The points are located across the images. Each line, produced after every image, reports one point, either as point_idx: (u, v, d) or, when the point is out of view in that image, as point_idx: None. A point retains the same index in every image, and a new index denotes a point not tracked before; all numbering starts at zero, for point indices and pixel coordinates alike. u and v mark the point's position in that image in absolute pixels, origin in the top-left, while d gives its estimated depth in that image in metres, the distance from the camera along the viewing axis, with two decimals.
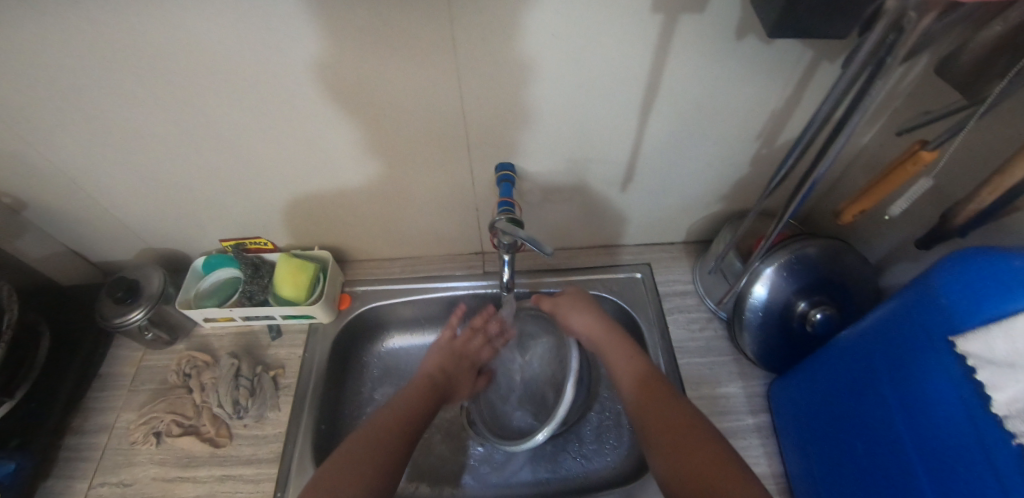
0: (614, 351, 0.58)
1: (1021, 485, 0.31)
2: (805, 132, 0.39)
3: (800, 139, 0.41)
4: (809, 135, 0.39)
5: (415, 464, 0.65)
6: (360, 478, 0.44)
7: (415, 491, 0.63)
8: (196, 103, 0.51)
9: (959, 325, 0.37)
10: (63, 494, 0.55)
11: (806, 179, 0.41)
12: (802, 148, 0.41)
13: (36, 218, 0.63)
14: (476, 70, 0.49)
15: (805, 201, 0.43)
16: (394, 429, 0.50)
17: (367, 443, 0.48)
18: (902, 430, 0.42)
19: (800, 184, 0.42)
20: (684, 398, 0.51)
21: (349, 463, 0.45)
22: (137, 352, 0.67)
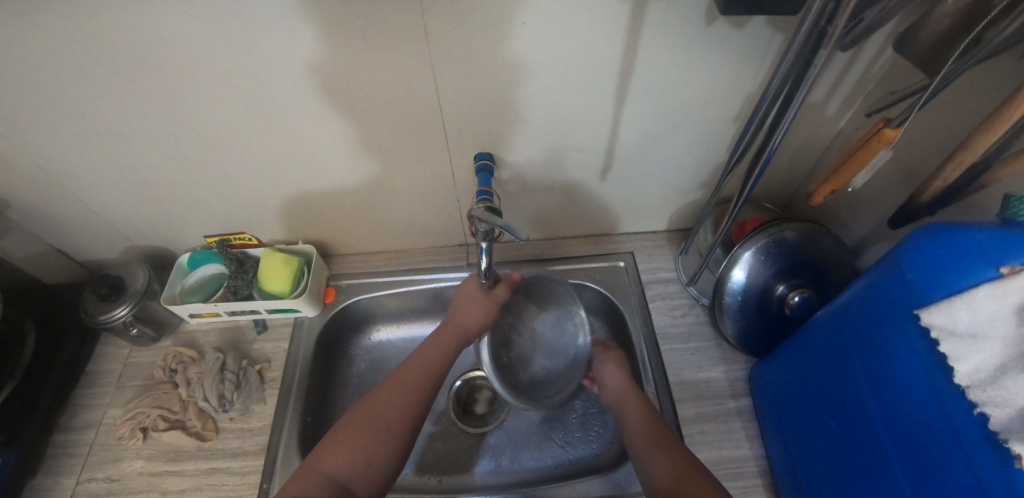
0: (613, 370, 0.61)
1: (987, 452, 0.32)
2: (761, 108, 0.42)
3: (753, 118, 0.44)
4: (763, 112, 0.43)
5: (417, 459, 0.66)
6: (360, 454, 0.47)
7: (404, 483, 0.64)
8: (175, 100, 0.51)
9: (924, 298, 0.37)
10: (49, 490, 0.56)
11: (761, 155, 0.45)
12: (756, 128, 0.45)
13: (18, 217, 0.63)
14: (452, 61, 0.49)
15: (762, 176, 0.47)
16: (399, 398, 0.52)
17: (371, 415, 0.50)
18: (873, 404, 0.42)
19: (755, 161, 0.46)
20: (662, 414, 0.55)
21: (348, 438, 0.48)
22: (124, 349, 0.67)
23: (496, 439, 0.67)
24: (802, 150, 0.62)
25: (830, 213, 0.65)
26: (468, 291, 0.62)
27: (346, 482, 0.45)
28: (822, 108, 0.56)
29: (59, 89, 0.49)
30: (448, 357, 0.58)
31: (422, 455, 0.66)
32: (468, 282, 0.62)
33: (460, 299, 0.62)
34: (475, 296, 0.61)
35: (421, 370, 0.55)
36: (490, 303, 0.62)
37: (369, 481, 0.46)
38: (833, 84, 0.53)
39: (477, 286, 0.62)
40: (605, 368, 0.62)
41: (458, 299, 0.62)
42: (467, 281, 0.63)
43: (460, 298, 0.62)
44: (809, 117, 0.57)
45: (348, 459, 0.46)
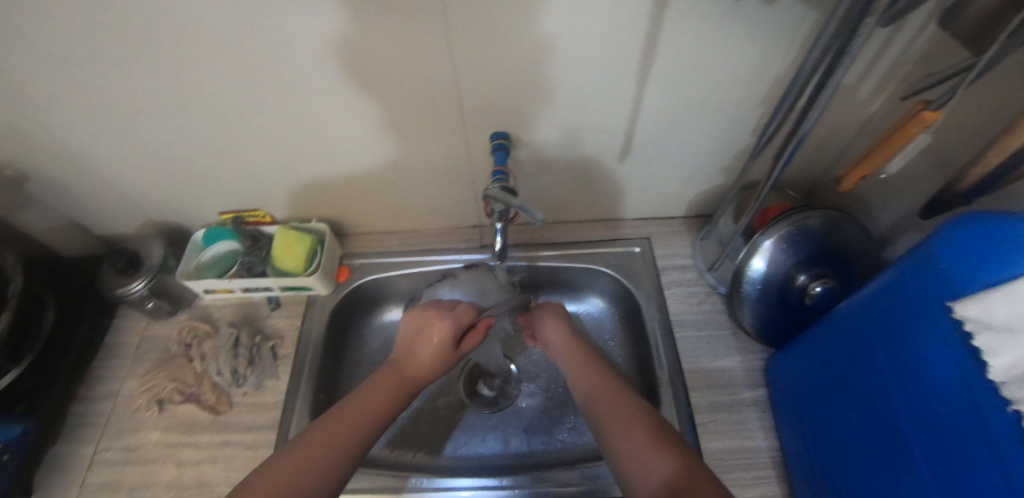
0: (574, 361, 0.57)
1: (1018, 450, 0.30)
2: (794, 82, 0.41)
3: (787, 94, 0.43)
4: (794, 88, 0.41)
5: (392, 434, 0.65)
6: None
7: (409, 459, 0.64)
8: (189, 75, 0.51)
9: (959, 290, 0.36)
10: (69, 458, 0.57)
11: (793, 137, 0.43)
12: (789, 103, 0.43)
13: (38, 190, 0.64)
14: (468, 36, 0.48)
15: (792, 159, 0.45)
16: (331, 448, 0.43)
17: (292, 465, 0.41)
18: (896, 397, 0.41)
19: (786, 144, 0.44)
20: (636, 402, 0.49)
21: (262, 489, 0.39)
22: (141, 322, 0.68)
23: (482, 418, 0.67)
24: (831, 136, 0.60)
25: (857, 200, 0.63)
26: (432, 338, 0.53)
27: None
28: (853, 91, 0.53)
29: (74, 61, 0.48)
30: (391, 414, 0.49)
31: (398, 430, 0.66)
32: (437, 333, 0.53)
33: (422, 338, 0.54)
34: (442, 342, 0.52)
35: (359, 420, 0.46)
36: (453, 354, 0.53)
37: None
38: (867, 64, 0.50)
39: (444, 340, 0.53)
40: (548, 323, 0.63)
41: (416, 338, 0.54)
42: (436, 325, 0.54)
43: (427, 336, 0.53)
44: (838, 101, 0.55)
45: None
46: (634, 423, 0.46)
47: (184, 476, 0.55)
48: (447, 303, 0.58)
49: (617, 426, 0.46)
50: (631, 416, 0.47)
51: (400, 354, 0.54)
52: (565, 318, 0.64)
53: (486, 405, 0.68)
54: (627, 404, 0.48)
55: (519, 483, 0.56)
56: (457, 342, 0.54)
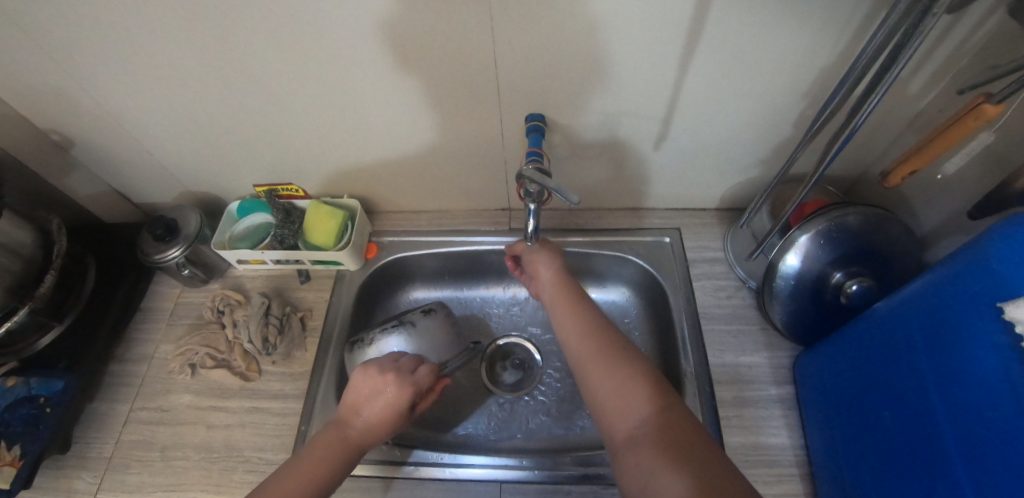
0: (567, 320, 0.54)
1: None
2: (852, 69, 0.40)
3: (846, 80, 0.41)
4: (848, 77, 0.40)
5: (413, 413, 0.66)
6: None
7: (428, 437, 0.65)
8: (232, 47, 0.51)
9: (1012, 291, 0.34)
10: (106, 414, 0.59)
11: (846, 129, 0.43)
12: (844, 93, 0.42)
13: (82, 156, 0.66)
14: (511, 14, 0.47)
15: (843, 149, 0.44)
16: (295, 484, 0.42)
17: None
18: (936, 400, 0.40)
19: (836, 137, 0.44)
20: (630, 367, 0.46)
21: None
22: (175, 289, 0.70)
23: (502, 401, 0.68)
24: (877, 130, 0.58)
25: (900, 198, 0.61)
26: (384, 403, 0.48)
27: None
28: (904, 84, 0.52)
29: (122, 29, 0.49)
30: (343, 461, 0.45)
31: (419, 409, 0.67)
32: (391, 398, 0.48)
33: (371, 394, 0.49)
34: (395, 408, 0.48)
35: (318, 463, 0.44)
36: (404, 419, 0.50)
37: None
38: (924, 55, 0.48)
39: (397, 404, 0.48)
40: (542, 267, 0.61)
41: (367, 394, 0.49)
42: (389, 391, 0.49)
43: (376, 398, 0.49)
44: (888, 94, 0.53)
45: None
46: (632, 416, 0.42)
47: (214, 439, 0.57)
48: (406, 362, 0.53)
49: (617, 409, 0.44)
50: (630, 402, 0.43)
51: (351, 407, 0.49)
52: (556, 258, 0.62)
53: (506, 388, 0.69)
54: (628, 380, 0.45)
55: (538, 466, 0.56)
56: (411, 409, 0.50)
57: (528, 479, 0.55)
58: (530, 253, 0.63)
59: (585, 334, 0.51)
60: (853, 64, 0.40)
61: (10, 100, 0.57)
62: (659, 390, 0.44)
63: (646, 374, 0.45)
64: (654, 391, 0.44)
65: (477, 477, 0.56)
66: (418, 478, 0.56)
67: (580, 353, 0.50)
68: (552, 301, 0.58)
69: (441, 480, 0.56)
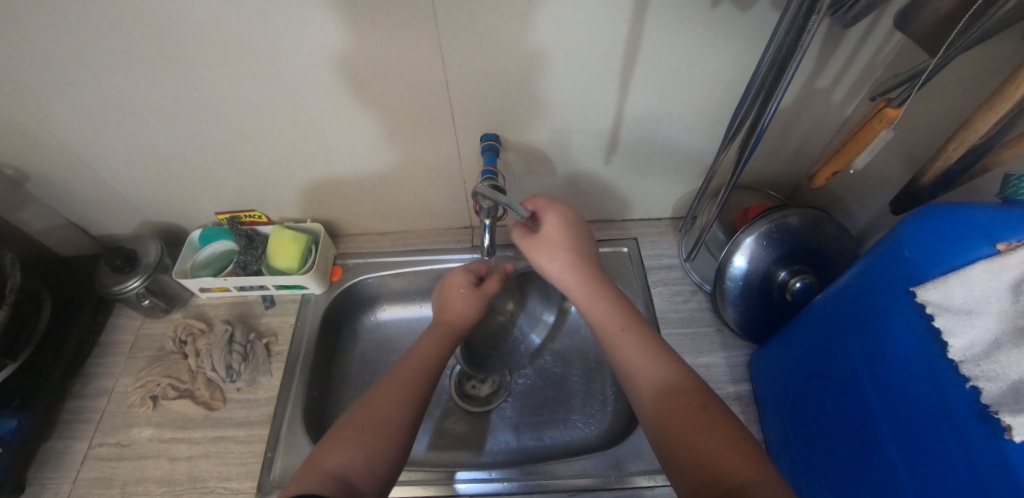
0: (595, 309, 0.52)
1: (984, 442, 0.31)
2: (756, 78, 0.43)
3: (750, 85, 0.44)
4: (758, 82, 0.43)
5: (429, 436, 0.67)
6: (368, 450, 0.42)
7: (441, 459, 0.65)
8: (185, 77, 0.52)
9: (922, 276, 0.37)
10: (62, 453, 0.58)
11: (754, 129, 0.46)
12: (753, 96, 0.45)
13: (36, 189, 0.66)
14: (457, 39, 0.49)
15: (754, 150, 0.48)
16: (398, 395, 0.47)
17: (373, 411, 0.45)
18: (867, 383, 0.42)
19: (748, 136, 0.47)
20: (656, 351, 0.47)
21: (351, 431, 0.43)
22: (136, 321, 0.69)
23: (474, 415, 0.68)
24: (810, 137, 0.62)
25: (835, 201, 0.65)
26: (457, 288, 0.62)
27: (349, 478, 0.40)
28: (828, 94, 0.55)
29: (71, 63, 0.50)
30: (442, 357, 0.54)
31: (435, 433, 0.67)
32: (456, 278, 0.63)
33: (448, 298, 0.61)
34: (470, 292, 0.61)
35: (418, 364, 0.51)
36: (481, 298, 0.62)
37: (375, 481, 0.41)
38: (841, 68, 0.52)
39: (465, 282, 0.63)
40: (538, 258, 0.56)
41: (448, 291, 0.62)
42: (456, 274, 0.64)
43: (454, 293, 0.61)
44: (815, 104, 0.57)
45: (354, 456, 0.41)
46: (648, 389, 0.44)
47: (177, 471, 0.56)
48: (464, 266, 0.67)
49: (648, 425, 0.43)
50: (642, 375, 0.45)
51: (445, 320, 0.59)
52: (552, 248, 0.56)
53: (480, 405, 0.69)
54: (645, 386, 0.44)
55: (510, 477, 0.57)
56: (475, 283, 0.63)
57: (500, 491, 0.56)
58: (530, 242, 0.57)
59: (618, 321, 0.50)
60: (754, 72, 0.43)
61: None
62: (676, 419, 0.41)
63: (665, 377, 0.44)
64: (671, 425, 0.41)
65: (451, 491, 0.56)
66: None
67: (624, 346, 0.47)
68: (573, 295, 0.55)
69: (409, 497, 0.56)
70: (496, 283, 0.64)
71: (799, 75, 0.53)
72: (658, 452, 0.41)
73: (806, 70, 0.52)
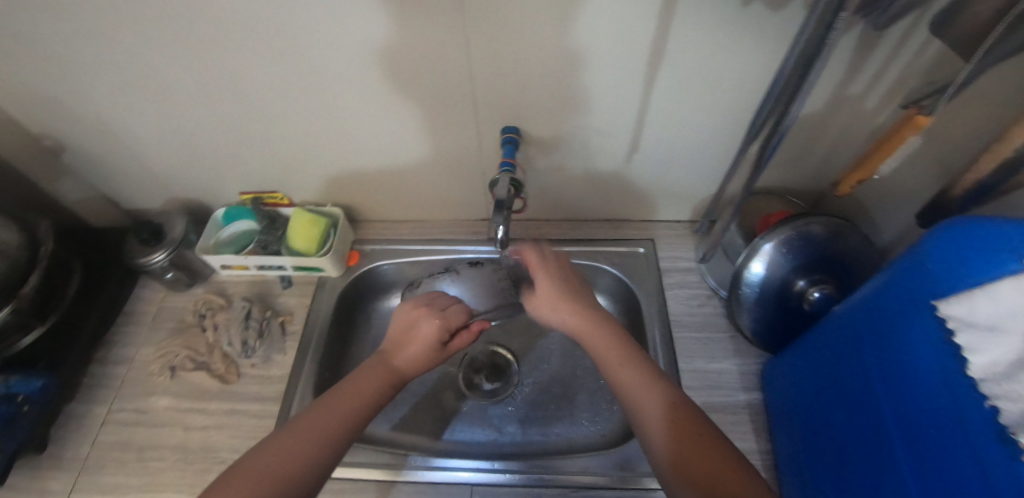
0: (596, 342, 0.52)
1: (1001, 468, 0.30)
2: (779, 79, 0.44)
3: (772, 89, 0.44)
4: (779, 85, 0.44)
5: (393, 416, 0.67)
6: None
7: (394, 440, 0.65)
8: (217, 59, 0.54)
9: (944, 290, 0.36)
10: (83, 416, 0.60)
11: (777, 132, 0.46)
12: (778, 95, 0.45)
13: (72, 161, 0.68)
14: (484, 30, 0.50)
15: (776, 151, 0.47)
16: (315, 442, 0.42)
17: (279, 457, 0.40)
18: (881, 395, 0.41)
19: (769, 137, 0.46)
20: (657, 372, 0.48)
21: (249, 477, 0.38)
22: (159, 293, 0.71)
23: (479, 407, 0.69)
24: (837, 144, 0.60)
25: (861, 211, 0.64)
26: (420, 334, 0.52)
27: None
28: (859, 100, 0.54)
29: (109, 39, 0.52)
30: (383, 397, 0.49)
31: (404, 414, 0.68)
32: (424, 331, 0.52)
33: (400, 336, 0.53)
34: (431, 344, 0.52)
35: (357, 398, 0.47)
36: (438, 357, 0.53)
37: None
38: (873, 74, 0.51)
39: (432, 336, 0.52)
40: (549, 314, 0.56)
41: (410, 339, 0.52)
42: (423, 325, 0.53)
43: (412, 333, 0.53)
44: (844, 110, 0.56)
45: None
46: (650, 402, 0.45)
47: (191, 440, 0.58)
48: (439, 300, 0.57)
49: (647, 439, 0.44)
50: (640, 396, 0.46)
51: (380, 354, 0.52)
52: (568, 297, 0.56)
53: (487, 396, 0.70)
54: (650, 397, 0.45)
55: (512, 469, 0.57)
56: (445, 341, 0.53)
57: (501, 482, 0.56)
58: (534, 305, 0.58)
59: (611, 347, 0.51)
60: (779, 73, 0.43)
61: (5, 104, 0.60)
62: (679, 430, 0.42)
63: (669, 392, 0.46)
64: (673, 434, 0.42)
65: (452, 479, 0.57)
66: (390, 480, 0.57)
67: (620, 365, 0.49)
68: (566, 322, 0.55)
69: (411, 481, 0.57)
70: (461, 343, 0.54)
71: (829, 79, 0.52)
72: (661, 465, 0.42)
73: (837, 75, 0.52)
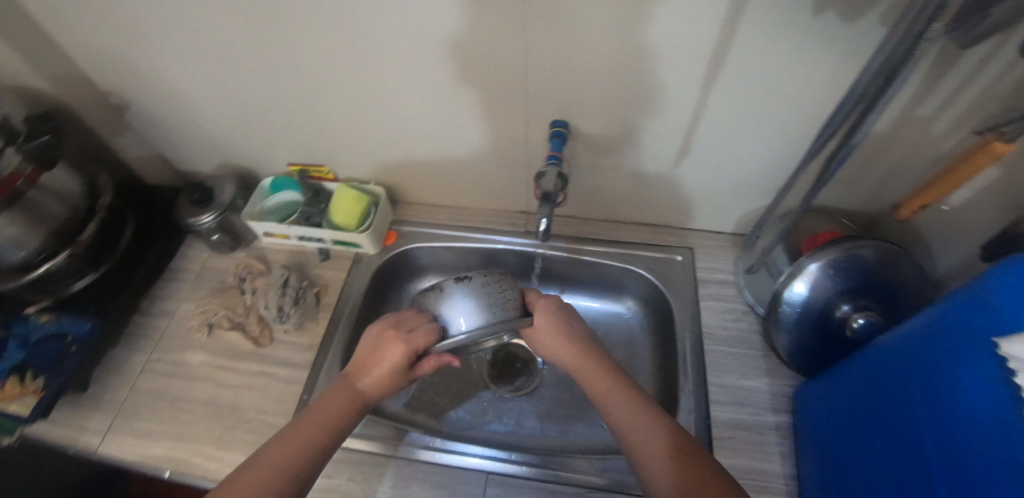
0: (592, 377, 0.52)
1: None
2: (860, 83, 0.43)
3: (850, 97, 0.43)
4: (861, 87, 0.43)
5: (410, 395, 0.69)
6: None
7: (409, 417, 0.67)
8: (276, 30, 0.55)
9: (1009, 328, 0.32)
10: (124, 362, 0.63)
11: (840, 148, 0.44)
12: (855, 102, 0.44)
13: (134, 119, 0.72)
14: (544, 20, 0.49)
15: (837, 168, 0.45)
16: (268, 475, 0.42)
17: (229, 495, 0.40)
18: (927, 430, 0.38)
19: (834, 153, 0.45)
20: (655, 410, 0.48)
21: None
22: (203, 254, 0.74)
23: (499, 397, 0.69)
24: (899, 168, 0.58)
25: (916, 239, 0.61)
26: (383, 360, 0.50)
27: None
28: (927, 123, 0.52)
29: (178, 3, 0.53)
30: (345, 424, 0.48)
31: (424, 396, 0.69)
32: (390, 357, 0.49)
33: (359, 360, 0.51)
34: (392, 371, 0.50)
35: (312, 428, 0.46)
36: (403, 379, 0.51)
37: None
38: (947, 97, 0.48)
39: (399, 363, 0.50)
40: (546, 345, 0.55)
41: (376, 364, 0.50)
42: (388, 349, 0.50)
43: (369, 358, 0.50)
44: (909, 132, 0.53)
45: None
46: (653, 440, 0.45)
47: (222, 396, 0.59)
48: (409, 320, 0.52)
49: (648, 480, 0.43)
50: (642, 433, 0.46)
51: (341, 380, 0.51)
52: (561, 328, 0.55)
53: (510, 388, 0.70)
54: (652, 434, 0.45)
55: (529, 462, 0.57)
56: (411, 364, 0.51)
57: (516, 473, 0.56)
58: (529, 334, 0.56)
59: (608, 386, 0.50)
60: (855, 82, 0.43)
61: (79, 60, 0.63)
62: (681, 461, 0.43)
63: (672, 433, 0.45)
64: (675, 464, 0.43)
65: (468, 466, 0.57)
66: (408, 459, 0.57)
67: (616, 404, 0.49)
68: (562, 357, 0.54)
69: (427, 463, 0.57)
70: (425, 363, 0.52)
71: (896, 99, 0.50)
72: None
73: (906, 95, 0.50)
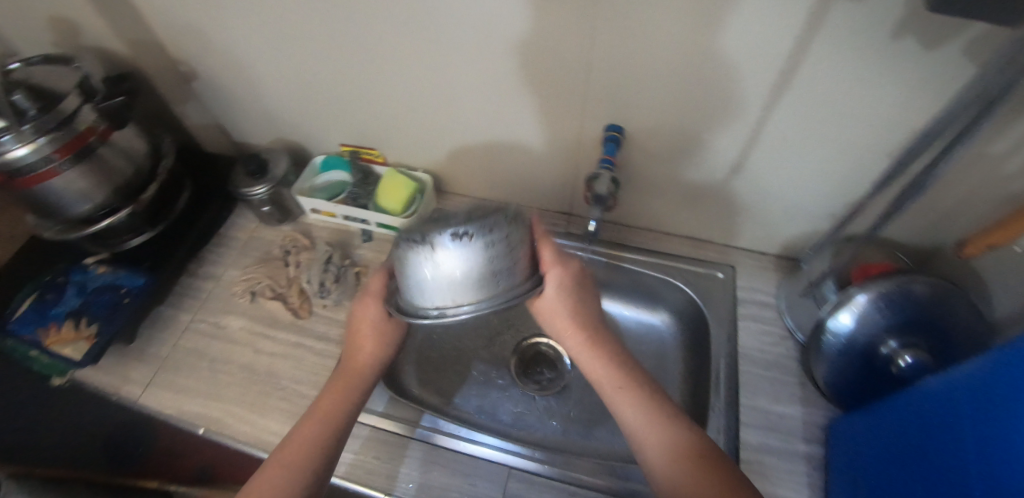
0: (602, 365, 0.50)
1: None
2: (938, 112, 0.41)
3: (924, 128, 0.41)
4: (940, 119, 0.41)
5: (434, 379, 0.71)
6: None
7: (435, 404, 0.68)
8: (345, 14, 0.56)
9: None
10: (169, 319, 0.65)
11: None
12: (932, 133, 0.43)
13: (200, 89, 0.75)
14: (613, 22, 0.49)
15: None
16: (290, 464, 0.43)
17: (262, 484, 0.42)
18: (976, 482, 0.34)
19: None
20: (667, 407, 0.46)
21: None
22: (251, 223, 0.76)
23: (523, 394, 0.69)
24: (964, 204, 0.56)
25: (976, 279, 0.59)
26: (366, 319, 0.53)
27: None
28: (1000, 160, 0.50)
29: None
30: (356, 401, 0.50)
31: (450, 384, 0.70)
32: (366, 315, 0.53)
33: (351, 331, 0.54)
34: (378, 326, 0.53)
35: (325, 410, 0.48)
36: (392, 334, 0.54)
37: None
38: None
39: (376, 317, 0.53)
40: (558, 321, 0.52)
41: (358, 330, 0.54)
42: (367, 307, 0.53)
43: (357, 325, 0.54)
44: (979, 168, 0.51)
45: None
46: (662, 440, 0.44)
47: (259, 362, 0.61)
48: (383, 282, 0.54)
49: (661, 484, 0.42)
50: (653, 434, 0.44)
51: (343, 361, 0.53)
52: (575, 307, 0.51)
53: (536, 386, 0.70)
54: (665, 437, 0.44)
55: (549, 462, 0.56)
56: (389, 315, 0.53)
57: (536, 471, 0.56)
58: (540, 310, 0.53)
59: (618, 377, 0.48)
60: None
61: (155, 29, 0.66)
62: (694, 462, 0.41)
63: (684, 436, 0.44)
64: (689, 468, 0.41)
65: (490, 458, 0.57)
66: (431, 445, 0.58)
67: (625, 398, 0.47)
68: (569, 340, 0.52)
69: (450, 451, 0.57)
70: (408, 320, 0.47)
71: None
72: None
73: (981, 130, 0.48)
